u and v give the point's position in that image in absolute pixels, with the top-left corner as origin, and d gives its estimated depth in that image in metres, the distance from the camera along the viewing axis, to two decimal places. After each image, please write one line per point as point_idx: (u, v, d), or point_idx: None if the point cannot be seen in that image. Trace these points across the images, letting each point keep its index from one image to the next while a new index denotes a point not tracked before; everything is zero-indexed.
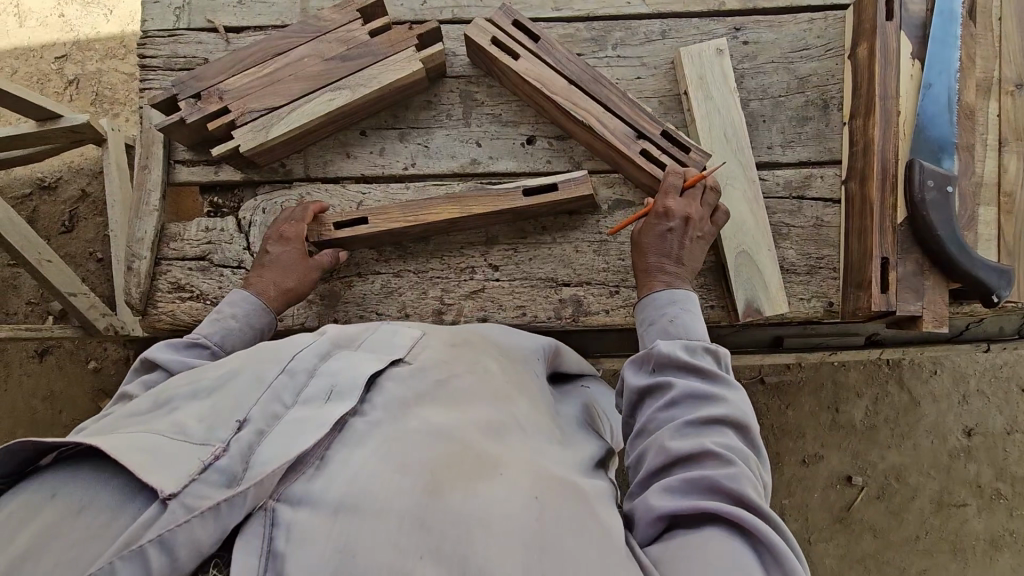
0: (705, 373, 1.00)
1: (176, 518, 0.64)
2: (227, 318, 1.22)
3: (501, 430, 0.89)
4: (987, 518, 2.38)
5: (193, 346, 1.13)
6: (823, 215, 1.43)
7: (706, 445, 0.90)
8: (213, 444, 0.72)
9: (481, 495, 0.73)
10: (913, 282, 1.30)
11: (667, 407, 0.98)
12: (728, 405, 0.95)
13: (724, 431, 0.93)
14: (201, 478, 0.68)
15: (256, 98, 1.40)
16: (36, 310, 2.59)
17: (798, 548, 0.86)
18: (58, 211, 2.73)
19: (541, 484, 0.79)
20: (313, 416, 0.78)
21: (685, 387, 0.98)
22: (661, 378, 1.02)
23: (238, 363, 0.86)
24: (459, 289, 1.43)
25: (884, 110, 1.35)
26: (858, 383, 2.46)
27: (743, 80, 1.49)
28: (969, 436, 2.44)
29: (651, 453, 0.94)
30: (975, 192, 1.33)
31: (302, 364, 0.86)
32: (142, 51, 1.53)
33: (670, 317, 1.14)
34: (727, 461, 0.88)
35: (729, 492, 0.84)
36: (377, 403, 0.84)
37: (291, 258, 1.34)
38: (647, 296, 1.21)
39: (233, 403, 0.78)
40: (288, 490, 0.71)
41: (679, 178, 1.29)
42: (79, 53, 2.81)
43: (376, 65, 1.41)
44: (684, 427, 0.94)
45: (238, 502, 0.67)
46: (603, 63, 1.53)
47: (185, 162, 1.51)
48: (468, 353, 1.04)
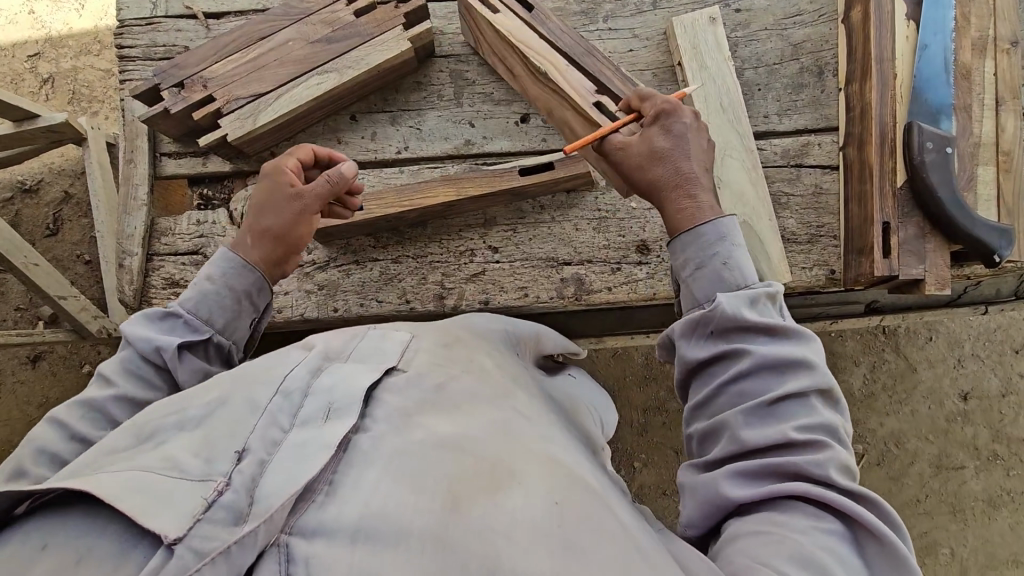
0: (777, 332, 0.92)
1: (187, 565, 0.61)
2: (201, 281, 1.10)
3: (508, 424, 0.85)
4: (985, 479, 2.42)
5: (168, 317, 1.06)
6: (822, 182, 1.42)
7: (788, 431, 0.85)
8: (214, 479, 0.68)
9: (502, 508, 0.70)
10: (915, 245, 1.30)
11: (737, 380, 0.91)
12: (812, 374, 0.89)
13: (807, 403, 0.87)
14: (206, 516, 0.64)
15: (242, 85, 1.37)
16: (26, 315, 2.55)
17: (900, 520, 0.83)
18: (42, 214, 2.67)
19: (559, 485, 0.77)
20: (315, 438, 0.73)
21: (761, 357, 0.90)
22: (727, 346, 0.93)
23: (225, 388, 0.82)
24: (459, 272, 1.42)
25: (881, 72, 1.34)
26: (855, 352, 2.48)
27: (736, 49, 1.47)
28: (965, 400, 2.47)
29: (724, 433, 0.90)
30: (973, 152, 1.33)
31: (293, 384, 0.81)
32: (120, 42, 1.48)
33: (724, 258, 1.00)
34: (815, 444, 0.84)
35: (818, 478, 0.81)
36: (379, 416, 0.80)
37: (281, 198, 1.15)
38: (688, 231, 1.04)
39: (229, 436, 0.74)
40: (299, 522, 0.67)
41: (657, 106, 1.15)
42: (53, 51, 2.73)
43: (364, 45, 1.37)
44: (760, 405, 0.88)
45: (250, 542, 0.63)
46: (594, 36, 1.50)
47: (172, 154, 1.47)
48: (462, 353, 1.01)
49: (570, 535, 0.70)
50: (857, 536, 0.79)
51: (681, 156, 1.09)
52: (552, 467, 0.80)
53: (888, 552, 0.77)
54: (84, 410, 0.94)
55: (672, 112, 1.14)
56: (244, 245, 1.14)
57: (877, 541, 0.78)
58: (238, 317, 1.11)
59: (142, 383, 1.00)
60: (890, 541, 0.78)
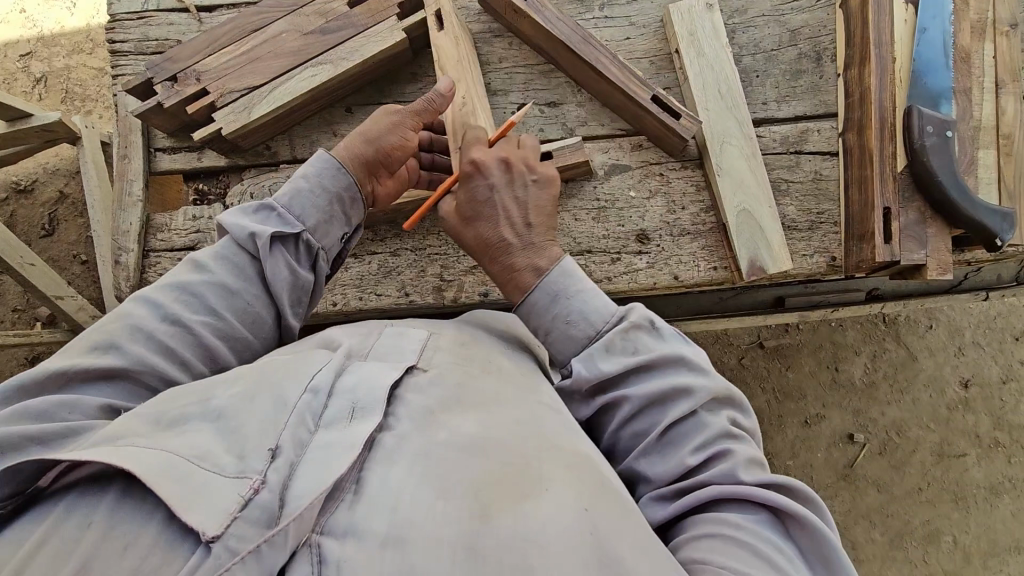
0: (645, 368, 0.95)
1: (222, 564, 0.60)
2: (297, 179, 1.12)
3: (536, 422, 0.85)
4: (987, 467, 2.42)
5: (263, 210, 1.08)
6: (823, 168, 1.41)
7: (685, 459, 0.87)
8: (249, 477, 0.68)
9: (532, 517, 0.67)
10: (916, 230, 1.29)
11: (629, 425, 0.94)
12: (690, 396, 0.90)
13: (696, 425, 0.90)
14: (242, 515, 0.63)
15: (236, 78, 1.35)
16: (23, 317, 2.53)
17: (815, 496, 0.85)
18: (37, 214, 2.66)
19: (589, 491, 0.74)
20: (342, 438, 0.75)
21: (637, 399, 0.92)
22: (606, 397, 0.96)
23: (249, 382, 0.81)
24: (460, 264, 1.40)
25: (879, 57, 1.33)
26: (855, 342, 2.48)
27: (734, 36, 1.46)
28: (966, 388, 2.47)
29: (637, 477, 0.93)
30: (974, 136, 1.32)
31: (320, 382, 0.82)
32: (112, 36, 1.46)
33: (567, 317, 1.01)
34: (712, 456, 0.87)
35: (722, 480, 0.84)
36: (402, 414, 0.83)
37: (378, 114, 1.21)
38: (522, 302, 1.06)
39: (258, 432, 0.74)
40: (329, 522, 0.67)
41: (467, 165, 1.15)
42: (45, 50, 2.71)
43: (358, 36, 1.36)
44: (653, 440, 0.90)
45: (282, 542, 0.62)
46: (589, 25, 1.49)
47: (166, 149, 1.46)
48: (480, 351, 1.01)
49: (605, 546, 0.68)
50: (780, 520, 0.81)
51: (491, 224, 1.12)
52: (581, 469, 0.78)
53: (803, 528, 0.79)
54: (179, 292, 0.96)
55: (474, 173, 1.14)
56: (338, 149, 1.17)
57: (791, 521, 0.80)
58: (328, 219, 1.12)
59: (234, 271, 1.01)
60: (801, 516, 0.79)
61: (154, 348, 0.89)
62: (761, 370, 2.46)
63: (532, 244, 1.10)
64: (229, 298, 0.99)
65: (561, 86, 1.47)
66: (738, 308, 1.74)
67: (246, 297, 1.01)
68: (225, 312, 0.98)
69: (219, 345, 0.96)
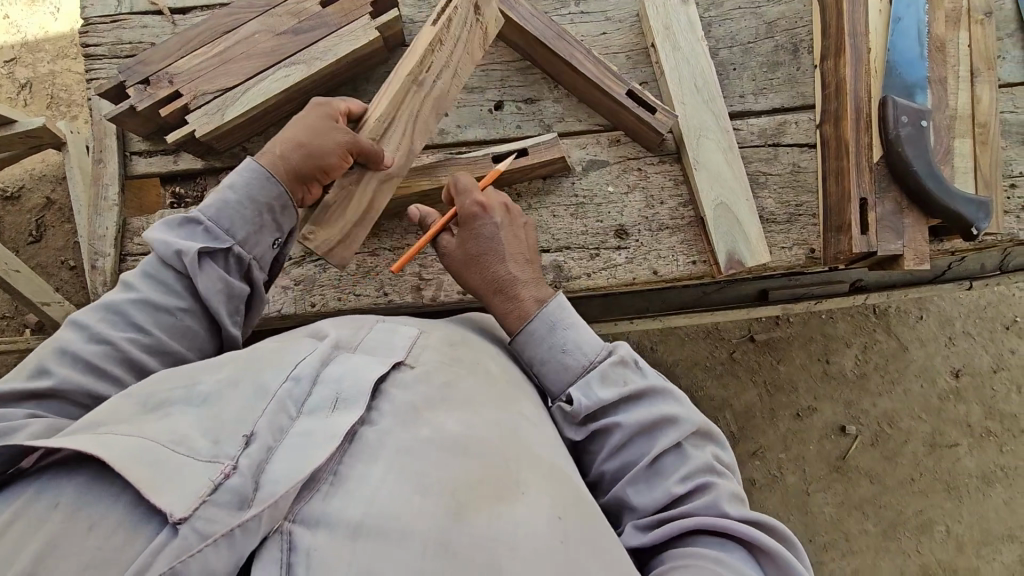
0: (633, 397, 0.99)
1: (190, 546, 0.58)
2: (224, 190, 1.07)
3: (513, 428, 0.84)
4: (979, 456, 2.42)
5: (189, 223, 1.04)
6: (801, 160, 1.40)
7: (671, 487, 0.92)
8: (221, 462, 0.66)
9: (506, 518, 0.70)
10: (893, 221, 1.29)
11: (617, 453, 0.97)
12: (674, 426, 0.96)
13: (678, 455, 0.95)
14: (211, 499, 0.62)
15: (209, 79, 1.35)
16: (12, 324, 2.52)
17: (794, 539, 0.91)
18: (24, 221, 2.65)
19: (563, 502, 0.77)
20: (322, 427, 0.73)
21: (628, 427, 0.96)
22: (596, 425, 0.99)
23: (234, 369, 0.80)
24: (438, 263, 1.40)
25: (854, 47, 1.33)
26: (845, 334, 2.48)
27: (710, 29, 1.46)
28: (957, 378, 2.47)
29: (623, 505, 0.96)
30: (950, 125, 1.32)
31: (304, 370, 0.80)
32: (85, 40, 1.46)
33: (563, 347, 1.05)
34: (698, 486, 0.91)
35: (709, 512, 0.88)
36: (385, 410, 0.80)
37: (319, 120, 1.16)
38: (520, 331, 1.08)
39: (237, 419, 0.72)
40: (303, 510, 0.65)
41: (470, 199, 1.16)
42: (29, 55, 2.70)
43: (331, 36, 1.35)
44: (641, 471, 0.94)
45: (254, 527, 0.61)
46: (565, 20, 1.48)
47: (142, 152, 1.45)
48: (470, 351, 1.00)
49: (572, 555, 0.70)
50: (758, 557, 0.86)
51: (496, 259, 1.13)
52: (558, 479, 0.80)
53: (779, 563, 0.85)
54: (106, 312, 0.94)
55: (480, 214, 1.15)
56: (271, 154, 1.11)
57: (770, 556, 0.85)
58: (258, 228, 1.08)
59: (162, 288, 0.99)
60: (778, 552, 0.85)
61: (80, 367, 0.88)
62: (751, 364, 2.46)
63: (533, 278, 1.14)
64: (158, 315, 0.97)
65: (538, 82, 1.47)
66: (720, 301, 1.76)
67: (174, 314, 0.99)
68: (153, 328, 0.96)
69: (149, 360, 0.95)
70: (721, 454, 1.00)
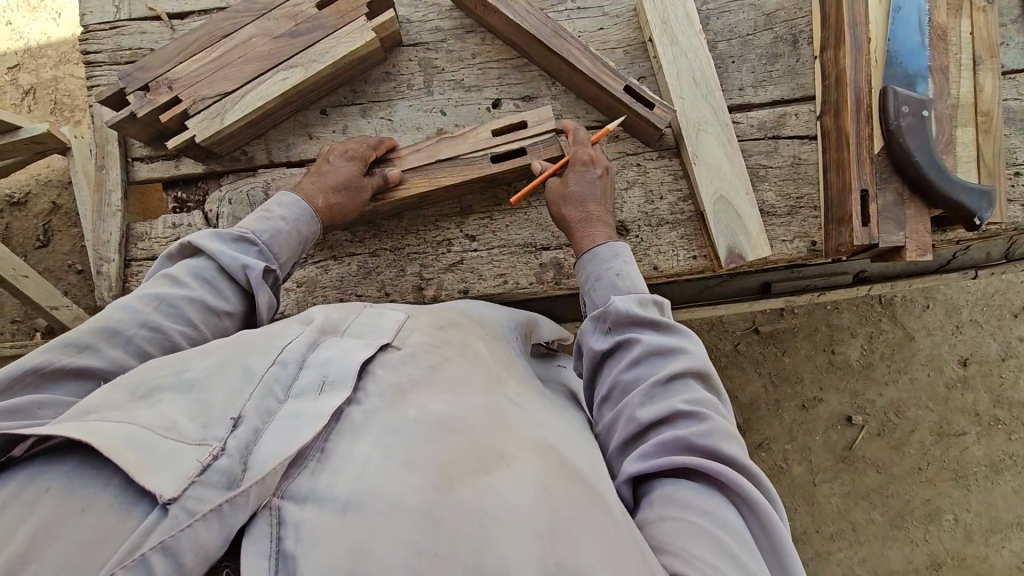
0: (662, 326, 1.02)
1: (179, 523, 0.59)
2: (276, 218, 1.17)
3: (501, 407, 0.85)
4: (987, 444, 2.41)
5: (242, 240, 1.12)
6: (801, 152, 1.40)
7: (675, 405, 0.90)
8: (210, 444, 0.67)
9: (492, 491, 0.69)
10: (894, 212, 1.28)
11: (633, 366, 0.99)
12: (691, 358, 0.97)
13: (689, 384, 0.94)
14: (201, 480, 0.63)
15: (207, 84, 1.35)
16: (23, 327, 2.56)
17: (778, 497, 0.89)
18: (31, 226, 2.67)
19: (552, 472, 0.76)
20: (307, 408, 0.74)
21: (650, 344, 0.99)
22: (623, 337, 1.02)
23: (222, 355, 0.82)
24: (438, 262, 1.41)
25: (854, 37, 1.31)
26: (852, 324, 2.47)
27: (708, 22, 1.45)
28: (964, 366, 2.46)
29: (623, 415, 0.95)
30: (952, 114, 1.30)
31: (290, 356, 0.81)
32: (85, 47, 1.46)
33: (617, 271, 1.14)
34: (700, 417, 0.89)
35: (705, 450, 0.86)
36: (371, 390, 0.81)
37: (352, 172, 1.27)
38: (587, 250, 1.20)
39: (223, 402, 0.73)
40: (290, 487, 0.67)
41: (586, 152, 1.30)
42: (31, 61, 2.71)
43: (327, 38, 1.35)
44: (652, 389, 0.94)
45: (242, 503, 0.62)
46: (562, 17, 1.47)
47: (144, 158, 1.46)
48: (456, 335, 1.01)
49: (559, 524, 0.69)
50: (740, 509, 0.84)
51: (591, 196, 1.25)
52: (545, 450, 0.80)
53: (762, 517, 0.82)
54: (158, 302, 0.98)
55: (588, 159, 1.29)
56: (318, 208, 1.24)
57: (755, 509, 0.83)
58: (297, 257, 1.21)
59: (211, 291, 1.06)
60: (764, 507, 0.82)
61: (131, 354, 0.91)
62: (756, 356, 2.46)
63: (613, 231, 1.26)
64: (207, 315, 1.03)
65: (535, 79, 1.47)
66: (722, 295, 1.73)
67: (220, 317, 1.05)
68: (202, 326, 1.02)
69: None
70: (726, 410, 0.98)
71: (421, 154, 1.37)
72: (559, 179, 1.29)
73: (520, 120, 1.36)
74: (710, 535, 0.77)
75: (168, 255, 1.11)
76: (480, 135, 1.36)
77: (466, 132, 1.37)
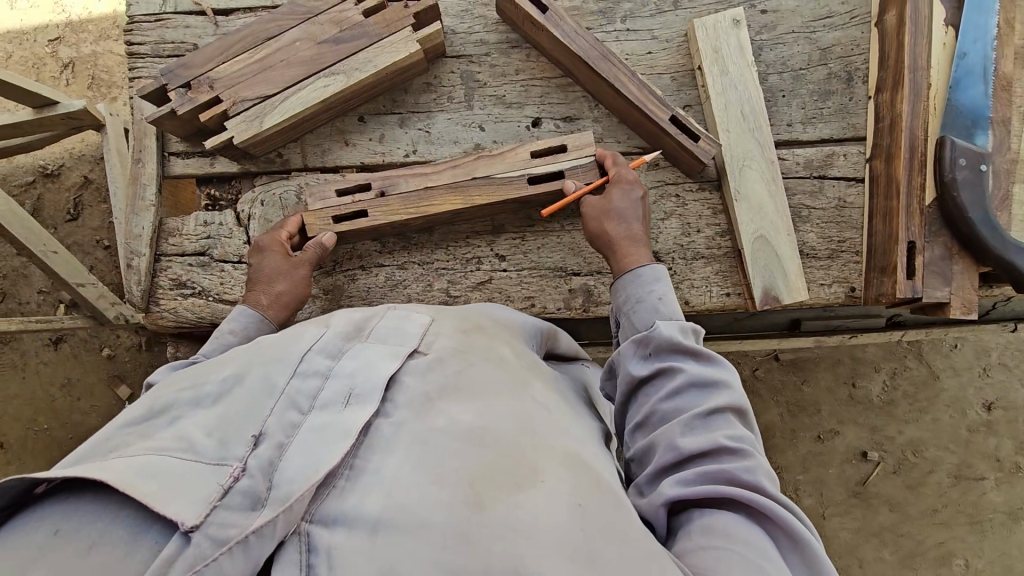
0: (702, 355, 0.97)
1: (205, 554, 0.57)
2: (225, 334, 1.15)
3: (529, 417, 0.82)
4: (1006, 491, 2.35)
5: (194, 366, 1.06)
6: (847, 195, 1.36)
7: (718, 439, 0.85)
8: (229, 465, 0.64)
9: (524, 508, 0.67)
10: (941, 266, 1.24)
11: (672, 397, 0.93)
12: (734, 393, 0.92)
13: (731, 419, 0.89)
14: (223, 504, 0.61)
15: (249, 85, 1.34)
16: (48, 299, 2.59)
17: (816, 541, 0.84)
18: (62, 198, 2.70)
19: (584, 487, 0.73)
20: (332, 423, 0.70)
21: (692, 374, 0.93)
22: (663, 364, 0.97)
23: (240, 364, 0.77)
24: (466, 280, 1.39)
25: (914, 81, 1.27)
26: (876, 359, 2.41)
27: (761, 53, 1.40)
28: (989, 411, 2.39)
29: (659, 444, 0.90)
30: (1010, 169, 1.26)
31: (312, 366, 0.76)
32: (129, 38, 1.46)
33: (659, 295, 1.10)
34: (743, 453, 0.84)
35: (749, 485, 0.81)
36: (400, 401, 0.77)
37: (274, 265, 1.26)
38: (629, 271, 1.16)
39: (243, 416, 0.70)
40: (321, 510, 0.64)
41: (628, 169, 1.28)
42: (72, 35, 2.73)
43: (372, 47, 1.34)
44: (692, 420, 0.89)
45: (269, 534, 0.60)
46: (611, 37, 1.43)
47: (180, 153, 1.45)
48: (481, 340, 0.97)
49: (593, 543, 0.67)
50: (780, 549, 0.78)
51: (633, 216, 1.23)
52: (575, 464, 0.77)
53: (809, 557, 0.77)
54: None
55: (629, 176, 1.26)
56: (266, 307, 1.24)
57: (801, 549, 0.77)
58: None
59: None
60: (812, 546, 0.77)
61: None
62: (774, 384, 2.41)
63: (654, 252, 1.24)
64: None
65: (578, 100, 1.44)
66: (750, 330, 1.71)
67: None
68: None
69: None
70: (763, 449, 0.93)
71: (458, 170, 1.34)
72: (599, 197, 1.26)
73: (561, 142, 1.32)
74: (758, 568, 0.71)
75: None
76: (520, 154, 1.33)
77: (505, 150, 1.34)
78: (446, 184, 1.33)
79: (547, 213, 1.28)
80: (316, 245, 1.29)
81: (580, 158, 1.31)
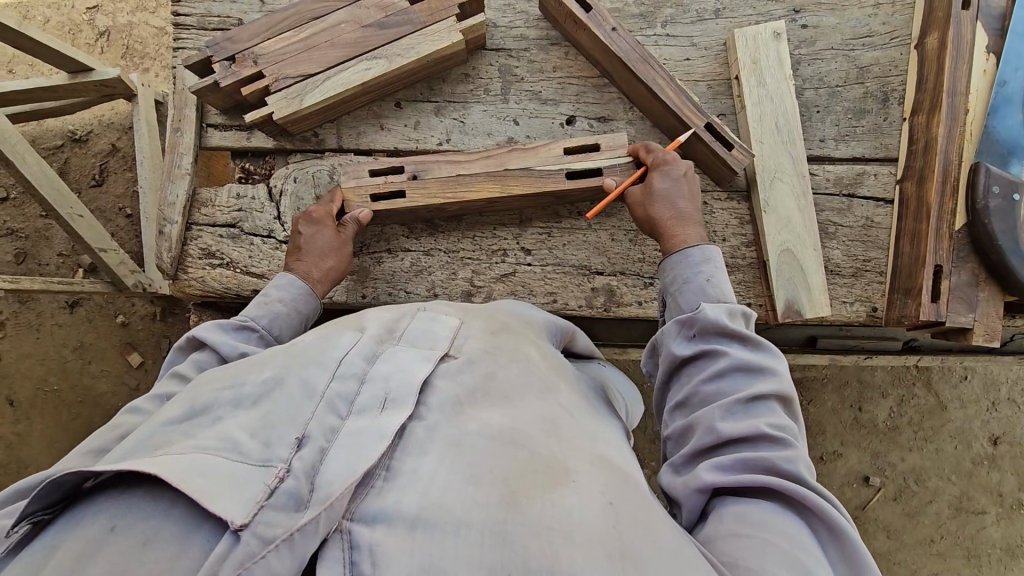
0: (748, 341, 0.98)
1: (253, 552, 0.58)
2: (274, 302, 1.18)
3: (557, 419, 0.83)
4: (1006, 527, 2.35)
5: (242, 329, 1.10)
6: (874, 215, 1.36)
7: (759, 425, 0.86)
8: (274, 466, 0.66)
9: (558, 504, 0.67)
10: (966, 292, 1.25)
11: (714, 379, 0.95)
12: (778, 381, 0.92)
13: (774, 407, 0.90)
14: (269, 504, 0.62)
15: (291, 64, 1.37)
16: (68, 262, 2.62)
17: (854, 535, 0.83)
18: (89, 164, 2.74)
19: (613, 488, 0.74)
20: (370, 427, 0.72)
21: (737, 359, 0.94)
22: (707, 346, 0.99)
23: (278, 366, 0.78)
24: (490, 271, 1.41)
25: (951, 106, 1.28)
26: (883, 384, 2.39)
27: (798, 67, 1.41)
28: (994, 445, 2.38)
29: (699, 426, 0.91)
30: None
31: (350, 369, 0.78)
32: (176, 9, 1.48)
33: (706, 277, 1.10)
34: (783, 443, 0.85)
35: (790, 474, 0.81)
36: (433, 404, 0.78)
37: (326, 240, 1.28)
38: (677, 252, 1.16)
39: (284, 417, 0.71)
40: (360, 508, 0.66)
41: (664, 151, 1.29)
42: (111, 5, 2.77)
43: (414, 34, 1.36)
44: (734, 405, 0.90)
45: (312, 530, 0.61)
46: (650, 41, 1.44)
47: (218, 126, 1.48)
48: (508, 341, 0.98)
49: (627, 540, 0.67)
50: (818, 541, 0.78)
51: (677, 196, 1.23)
52: (603, 467, 0.77)
53: (849, 554, 0.76)
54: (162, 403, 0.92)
55: (668, 160, 1.26)
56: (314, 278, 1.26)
57: (840, 542, 0.77)
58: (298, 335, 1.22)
59: None
60: (851, 539, 0.77)
61: None
62: None
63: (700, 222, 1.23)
64: None
65: (613, 101, 1.45)
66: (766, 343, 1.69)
67: None
68: None
69: None
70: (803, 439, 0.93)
71: (491, 161, 1.36)
72: (641, 187, 1.27)
73: (594, 141, 1.34)
74: (792, 559, 0.72)
75: (177, 352, 1.07)
76: (553, 150, 1.34)
77: (538, 145, 1.35)
78: (478, 173, 1.34)
79: (593, 213, 1.28)
80: (352, 219, 1.32)
81: (610, 158, 1.33)
